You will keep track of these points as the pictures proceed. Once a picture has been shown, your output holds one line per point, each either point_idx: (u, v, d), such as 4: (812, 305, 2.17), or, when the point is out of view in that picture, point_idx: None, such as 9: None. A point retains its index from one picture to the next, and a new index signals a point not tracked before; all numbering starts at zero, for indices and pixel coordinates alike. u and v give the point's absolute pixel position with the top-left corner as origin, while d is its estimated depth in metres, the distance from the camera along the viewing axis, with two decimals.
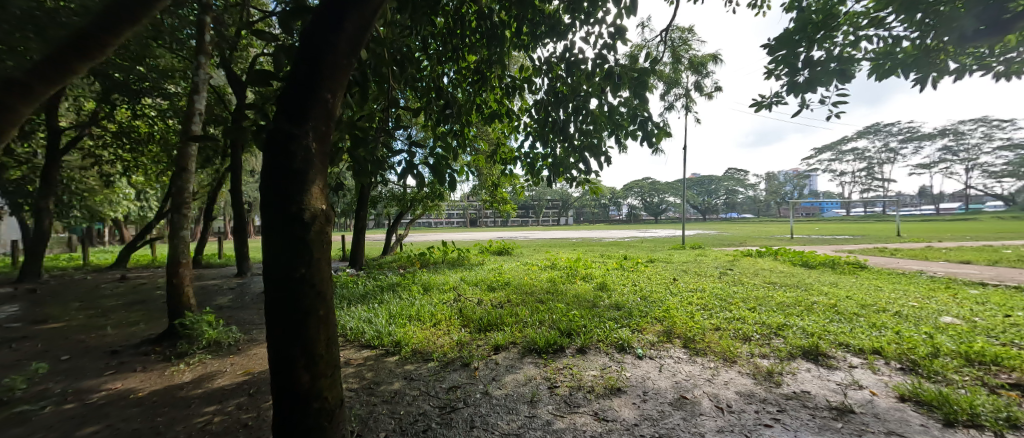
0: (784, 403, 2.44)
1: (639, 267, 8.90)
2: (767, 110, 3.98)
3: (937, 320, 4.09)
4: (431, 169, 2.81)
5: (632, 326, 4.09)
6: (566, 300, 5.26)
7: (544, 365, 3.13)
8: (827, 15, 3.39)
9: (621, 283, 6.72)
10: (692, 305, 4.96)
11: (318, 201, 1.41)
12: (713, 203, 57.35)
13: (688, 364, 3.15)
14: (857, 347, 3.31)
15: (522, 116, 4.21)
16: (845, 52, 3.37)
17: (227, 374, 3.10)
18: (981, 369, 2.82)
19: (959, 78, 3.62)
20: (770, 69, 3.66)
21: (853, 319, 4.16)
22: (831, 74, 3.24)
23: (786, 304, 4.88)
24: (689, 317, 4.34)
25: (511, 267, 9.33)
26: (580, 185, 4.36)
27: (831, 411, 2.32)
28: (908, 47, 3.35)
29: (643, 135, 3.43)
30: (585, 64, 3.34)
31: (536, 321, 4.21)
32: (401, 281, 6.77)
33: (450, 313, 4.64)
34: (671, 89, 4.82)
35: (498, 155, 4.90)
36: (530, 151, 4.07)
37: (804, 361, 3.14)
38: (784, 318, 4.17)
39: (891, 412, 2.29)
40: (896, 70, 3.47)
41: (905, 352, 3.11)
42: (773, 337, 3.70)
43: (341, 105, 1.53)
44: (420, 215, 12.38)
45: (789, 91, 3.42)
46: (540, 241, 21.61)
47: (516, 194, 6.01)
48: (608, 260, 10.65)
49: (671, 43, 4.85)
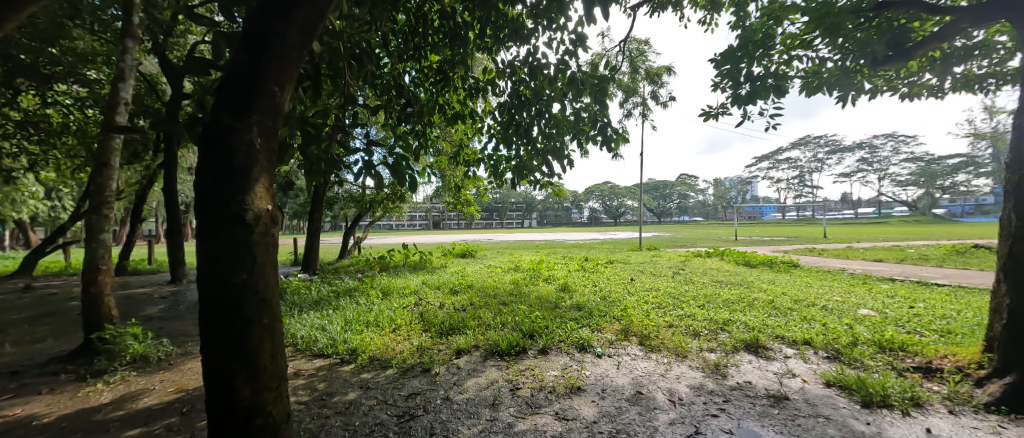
0: (729, 393, 2.61)
1: (600, 268, 9.19)
2: (714, 120, 4.26)
3: (857, 312, 4.59)
4: (390, 170, 2.73)
5: (592, 326, 4.20)
6: (529, 302, 5.30)
7: (506, 367, 3.12)
8: (765, 36, 3.72)
9: (582, 283, 6.91)
10: (647, 304, 5.18)
11: (262, 200, 1.31)
12: (667, 207, 60.60)
13: (643, 360, 3.28)
14: (791, 338, 3.63)
15: (484, 118, 4.21)
16: (780, 70, 3.72)
17: (156, 392, 2.79)
18: (892, 355, 3.18)
19: (873, 97, 4.09)
20: (716, 82, 3.93)
21: (788, 314, 4.55)
22: (769, 88, 3.56)
23: (731, 301, 5.25)
24: (645, 315, 4.53)
25: (475, 269, 9.27)
26: (544, 188, 4.44)
27: (769, 399, 2.52)
28: (833, 68, 3.74)
29: (602, 140, 3.57)
30: (548, 68, 3.40)
31: (498, 323, 4.21)
32: (358, 286, 6.47)
33: (411, 317, 4.52)
34: (629, 98, 5.06)
35: (461, 157, 4.86)
36: (493, 153, 4.10)
37: (745, 353, 3.39)
38: (729, 315, 4.47)
39: (820, 398, 2.52)
40: (822, 88, 3.88)
41: (830, 342, 3.46)
42: (719, 332, 3.97)
43: (291, 99, 1.44)
44: (379, 218, 11.93)
45: (733, 103, 3.70)
46: (504, 244, 21.60)
47: (479, 196, 5.99)
48: (570, 262, 10.91)
49: (629, 54, 5.11)
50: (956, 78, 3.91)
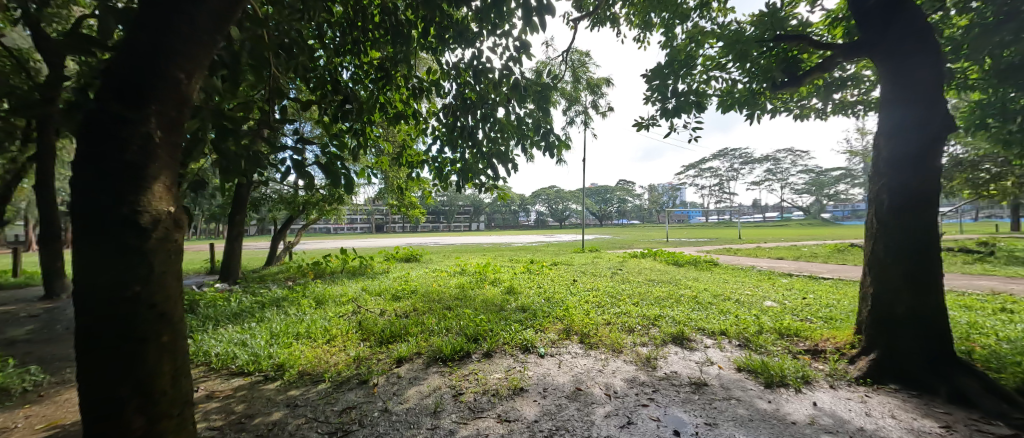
0: (657, 383, 2.82)
1: (544, 270, 9.44)
2: (645, 131, 4.60)
3: (763, 304, 5.23)
4: (324, 170, 2.57)
5: (536, 327, 4.29)
6: (474, 306, 5.26)
7: (449, 373, 3.07)
8: (688, 57, 4.12)
9: (527, 286, 7.04)
10: (587, 303, 5.43)
11: (163, 201, 1.15)
12: (608, 210, 64.05)
13: (582, 357, 3.43)
14: (710, 330, 4.03)
15: (429, 119, 4.14)
16: (700, 88, 4.14)
17: (18, 432, 2.31)
18: (788, 340, 3.67)
19: (774, 116, 4.72)
20: (648, 95, 4.25)
21: (708, 307, 5.05)
22: (691, 104, 3.95)
23: (661, 298, 5.70)
24: (586, 314, 4.74)
25: (419, 274, 8.97)
26: (489, 191, 4.45)
27: (691, 386, 2.77)
28: (742, 89, 4.25)
29: (545, 146, 3.69)
30: (492, 73, 3.43)
31: (442, 328, 4.12)
32: (288, 295, 5.93)
33: (347, 326, 4.25)
34: (572, 106, 5.29)
35: (404, 158, 4.71)
36: (437, 155, 4.03)
37: (673, 345, 3.70)
38: (659, 311, 4.85)
39: (733, 382, 2.82)
40: (734, 106, 4.39)
41: (741, 332, 3.89)
42: (651, 327, 4.28)
43: (200, 89, 1.30)
44: (314, 221, 11.08)
45: (662, 116, 4.03)
46: (450, 247, 21.22)
47: (424, 199, 5.84)
48: (516, 265, 11.04)
49: (571, 64, 5.35)
50: (835, 103, 4.66)
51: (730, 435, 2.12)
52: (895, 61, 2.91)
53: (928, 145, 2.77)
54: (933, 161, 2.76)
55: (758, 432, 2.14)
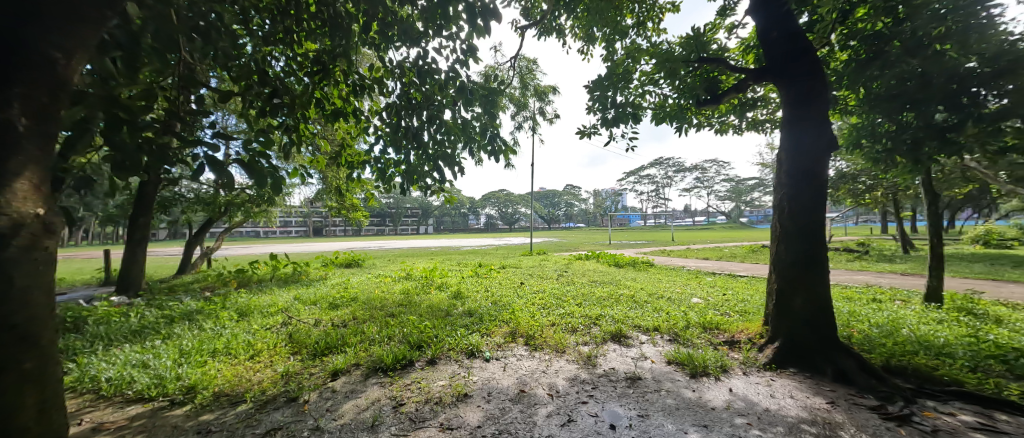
0: (597, 380, 2.96)
1: (492, 274, 9.44)
2: (587, 139, 4.82)
3: (690, 301, 5.72)
4: (248, 169, 2.37)
5: (482, 331, 4.27)
6: (419, 312, 5.09)
7: (389, 383, 2.94)
8: (626, 71, 4.40)
9: (474, 289, 6.98)
10: (533, 305, 5.53)
11: (32, 189, 1.17)
12: (555, 214, 65.96)
13: (527, 359, 3.48)
14: (645, 327, 4.31)
15: (370, 118, 3.96)
16: (636, 101, 4.44)
17: None
18: (711, 333, 4.05)
19: (699, 130, 5.21)
20: (590, 105, 4.47)
21: (644, 306, 5.40)
22: (628, 116, 4.22)
23: (602, 298, 5.98)
24: (531, 316, 4.82)
25: (360, 280, 8.49)
26: (436, 194, 4.36)
27: (627, 380, 2.94)
28: (672, 104, 4.64)
29: (492, 150, 3.71)
30: (439, 74, 3.37)
31: (384, 337, 3.94)
32: (203, 308, 5.28)
33: (275, 340, 3.89)
34: (519, 111, 5.38)
35: (343, 158, 4.46)
36: (379, 156, 3.86)
37: (612, 343, 3.90)
38: (600, 310, 5.09)
39: (664, 374, 3.04)
40: (665, 119, 4.78)
41: (672, 327, 4.21)
42: (592, 326, 4.47)
43: (79, 72, 1.33)
44: (238, 223, 10.01)
45: (602, 125, 4.26)
46: (396, 251, 20.37)
47: (365, 201, 5.56)
48: (464, 268, 10.92)
49: (519, 70, 5.45)
50: (749, 120, 5.26)
51: (660, 424, 2.28)
52: (794, 87, 3.35)
53: (816, 161, 3.24)
54: (821, 174, 3.23)
55: (683, 420, 2.32)
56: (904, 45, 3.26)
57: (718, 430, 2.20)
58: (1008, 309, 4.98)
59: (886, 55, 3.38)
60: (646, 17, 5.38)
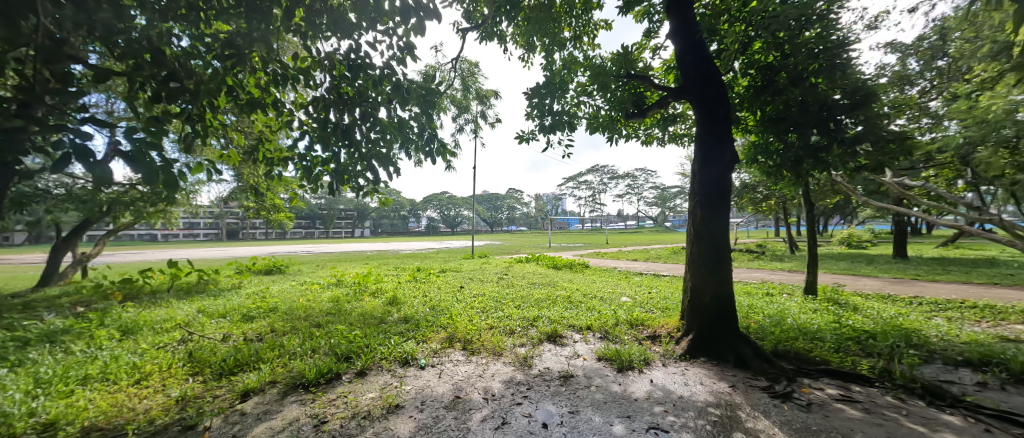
0: (532, 381, 3.02)
1: (431, 278, 9.19)
2: (526, 144, 4.93)
3: (620, 299, 6.11)
4: (132, 162, 2.05)
5: (417, 338, 4.12)
6: (349, 321, 4.77)
7: (311, 401, 2.70)
8: (562, 81, 4.59)
9: (412, 295, 6.73)
10: (472, 309, 5.48)
11: None
12: (497, 217, 66.40)
13: (464, 364, 3.44)
14: (579, 326, 4.51)
15: (294, 111, 3.63)
16: (572, 110, 4.67)
17: None
18: (637, 329, 4.37)
19: (628, 141, 5.62)
20: (529, 111, 4.58)
21: (578, 306, 5.65)
22: (564, 124, 4.40)
23: (541, 299, 6.14)
24: (470, 321, 4.78)
25: (282, 288, 7.72)
26: (369, 195, 4.13)
27: (560, 379, 3.04)
28: (604, 115, 4.95)
29: (430, 152, 3.62)
30: (373, 69, 3.21)
31: (307, 349, 3.62)
32: (73, 326, 4.38)
33: (171, 359, 3.37)
34: (461, 114, 5.34)
35: (261, 154, 4.03)
36: (305, 153, 3.56)
37: (547, 343, 4.01)
38: (538, 312, 5.21)
39: (594, 370, 3.21)
40: (598, 128, 5.08)
41: (603, 325, 4.46)
42: (529, 328, 4.56)
43: None
44: (126, 225, 8.51)
45: (540, 131, 4.40)
46: (326, 256, 18.87)
47: (289, 201, 5.08)
48: (401, 273, 10.48)
49: (460, 72, 5.40)
50: (670, 134, 5.79)
51: (588, 418, 2.39)
52: (705, 107, 3.78)
53: (722, 173, 3.68)
54: (725, 185, 3.67)
55: (609, 412, 2.46)
56: (789, 77, 3.85)
57: (639, 419, 2.36)
58: (862, 298, 6.09)
59: (776, 84, 3.95)
60: (582, 32, 5.67)
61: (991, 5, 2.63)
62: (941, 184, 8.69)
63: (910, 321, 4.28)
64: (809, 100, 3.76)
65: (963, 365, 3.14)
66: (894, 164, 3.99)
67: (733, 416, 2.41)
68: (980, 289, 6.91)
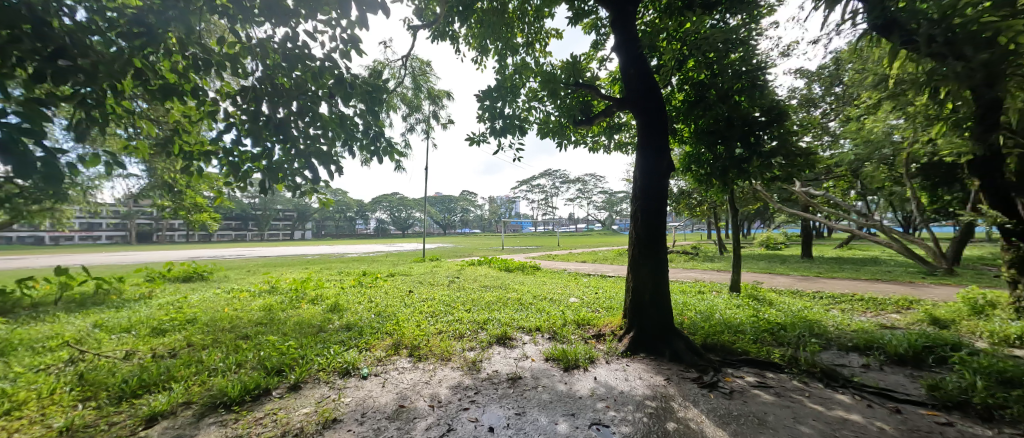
0: (480, 385, 2.99)
1: (377, 282, 8.79)
2: (477, 146, 4.91)
3: (569, 300, 6.29)
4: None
5: (360, 346, 3.91)
6: (284, 331, 4.40)
7: (234, 421, 2.44)
8: (514, 85, 4.63)
9: (356, 301, 6.38)
10: (421, 314, 5.32)
11: None
12: (450, 219, 65.43)
13: (410, 372, 3.31)
14: (528, 327, 4.56)
15: (220, 101, 3.28)
16: (523, 114, 4.74)
17: None
18: (583, 329, 4.52)
19: (577, 147, 5.82)
20: (480, 114, 4.56)
21: (528, 307, 5.72)
22: (515, 127, 4.44)
23: (491, 302, 6.13)
24: (417, 326, 4.63)
25: (204, 296, 6.93)
26: (308, 195, 3.85)
27: (508, 381, 3.05)
28: (554, 120, 5.09)
29: (375, 151, 3.45)
30: (312, 61, 3.00)
31: (232, 364, 3.27)
32: None
33: (55, 384, 2.87)
34: (411, 113, 5.18)
35: (179, 146, 3.59)
36: (232, 148, 3.23)
37: (497, 346, 4.01)
38: (488, 315, 5.19)
39: (541, 371, 3.26)
40: (548, 134, 5.20)
41: (551, 326, 4.55)
42: (479, 331, 4.53)
43: None
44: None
45: (491, 134, 4.40)
46: (259, 260, 17.28)
47: (213, 200, 4.59)
48: (345, 278, 9.91)
49: (411, 70, 5.25)
50: (615, 142, 6.09)
51: (534, 418, 2.42)
52: (645, 118, 4.04)
53: (659, 180, 3.94)
54: (662, 191, 3.94)
55: (554, 411, 2.52)
56: (717, 94, 4.23)
57: (583, 416, 2.44)
58: (777, 294, 6.85)
59: (706, 99, 4.32)
60: (534, 39, 5.78)
61: (871, 44, 3.11)
62: (838, 194, 10.07)
63: (814, 313, 4.89)
64: (734, 116, 4.16)
65: (853, 350, 3.64)
66: (801, 175, 4.54)
67: (667, 407, 2.58)
68: (866, 284, 8.10)
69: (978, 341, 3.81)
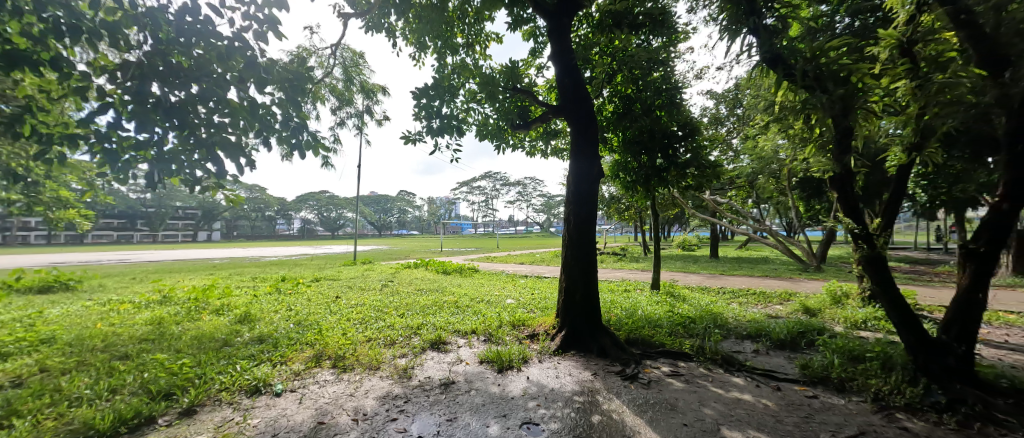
0: (410, 393, 2.87)
1: (299, 288, 8.03)
2: (412, 145, 4.73)
3: (505, 302, 6.35)
4: None
5: (275, 360, 3.52)
6: (178, 347, 3.80)
7: None
8: (452, 85, 4.55)
9: (272, 309, 5.75)
10: (348, 321, 4.97)
11: None
12: (385, 220, 62.38)
13: (333, 384, 3.06)
14: (464, 330, 4.50)
15: (93, 76, 2.73)
16: (460, 115, 4.68)
17: None
18: (518, 329, 4.59)
19: (515, 150, 5.91)
20: (416, 112, 4.41)
21: (465, 310, 5.65)
22: (453, 128, 4.37)
23: (427, 306, 5.94)
24: (343, 334, 4.31)
25: (71, 310, 5.73)
26: (211, 191, 3.36)
27: (441, 387, 2.97)
28: (492, 123, 5.11)
29: (296, 145, 3.13)
30: (217, 38, 2.62)
31: (105, 390, 2.74)
32: None
33: None
34: (342, 106, 4.83)
35: (34, 127, 2.94)
36: (109, 132, 2.70)
37: (430, 351, 3.89)
38: (422, 319, 5.02)
39: (474, 374, 3.24)
40: (487, 136, 5.21)
41: (487, 328, 4.55)
42: (412, 337, 4.35)
43: None
44: None
45: (428, 133, 4.28)
46: (152, 266, 14.80)
47: (83, 194, 3.81)
48: (260, 284, 8.91)
49: (342, 60, 4.90)
50: (551, 148, 6.31)
51: (466, 423, 2.38)
52: (578, 125, 4.24)
53: (589, 186, 4.16)
54: (592, 196, 4.16)
55: (486, 414, 2.51)
56: (642, 108, 4.60)
57: (514, 416, 2.47)
58: (690, 290, 7.64)
59: (633, 112, 4.67)
60: (474, 40, 5.73)
61: (762, 74, 3.63)
62: (738, 202, 11.55)
63: (719, 307, 5.53)
64: (656, 129, 4.55)
65: (747, 337, 4.19)
66: (709, 185, 5.11)
67: (593, 401, 2.72)
68: (758, 280, 9.41)
69: (836, 325, 4.63)
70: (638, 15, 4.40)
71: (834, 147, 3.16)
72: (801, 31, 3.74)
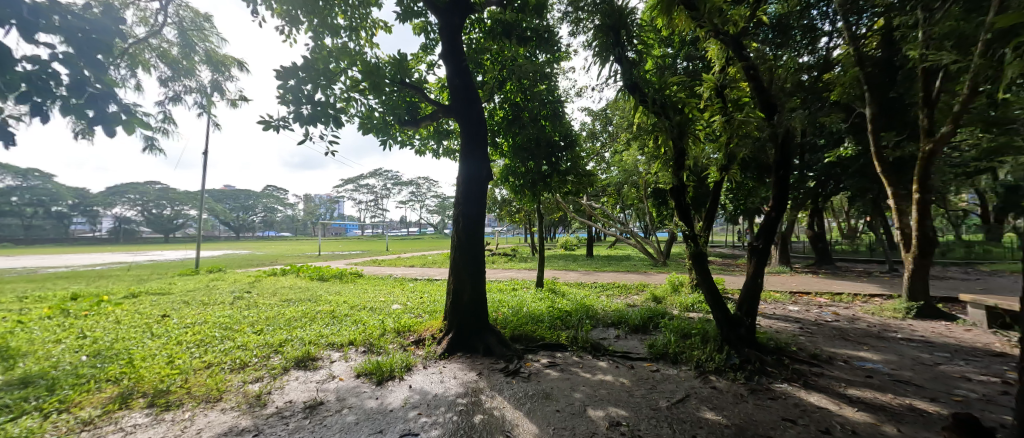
0: (264, 423, 2.43)
1: (105, 307, 6.11)
2: (275, 132, 4.05)
3: (390, 308, 5.94)
4: None
5: (51, 409, 2.56)
6: None
7: None
8: (330, 70, 4.06)
9: (51, 339, 4.20)
10: (180, 346, 3.96)
11: None
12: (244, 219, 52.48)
13: (148, 429, 2.38)
14: (339, 343, 4.05)
15: None
16: (339, 104, 4.20)
17: None
18: (402, 336, 4.35)
19: (403, 148, 5.61)
20: (280, 95, 3.80)
21: (342, 320, 5.09)
22: (327, 116, 3.89)
23: (294, 319, 5.15)
24: (169, 363, 3.41)
25: None
26: None
27: (304, 411, 2.59)
28: (378, 117, 4.74)
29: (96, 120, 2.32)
30: None
31: None
32: None
33: None
34: (175, 77, 3.84)
35: None
36: None
37: (295, 371, 3.37)
38: (286, 334, 4.33)
39: (348, 390, 2.93)
40: (371, 130, 4.79)
41: (367, 338, 4.18)
42: (271, 356, 3.70)
43: None
44: None
45: (295, 120, 3.72)
46: None
47: None
48: (35, 305, 6.46)
49: (178, 20, 3.90)
50: (443, 148, 6.19)
51: None
52: (470, 128, 4.25)
53: (479, 188, 4.21)
54: (481, 198, 4.21)
55: (360, 433, 2.28)
56: (529, 116, 4.88)
57: (391, 431, 2.29)
58: (569, 286, 8.44)
59: (521, 120, 4.93)
60: (359, 25, 5.27)
61: (625, 97, 4.22)
62: (608, 207, 13.25)
63: (590, 300, 6.24)
64: (541, 138, 4.89)
65: (611, 325, 4.81)
66: (585, 191, 5.73)
67: (476, 401, 2.73)
68: (621, 274, 10.98)
69: (674, 309, 5.69)
70: (527, 30, 4.71)
71: (673, 164, 3.86)
72: (652, 66, 4.48)
